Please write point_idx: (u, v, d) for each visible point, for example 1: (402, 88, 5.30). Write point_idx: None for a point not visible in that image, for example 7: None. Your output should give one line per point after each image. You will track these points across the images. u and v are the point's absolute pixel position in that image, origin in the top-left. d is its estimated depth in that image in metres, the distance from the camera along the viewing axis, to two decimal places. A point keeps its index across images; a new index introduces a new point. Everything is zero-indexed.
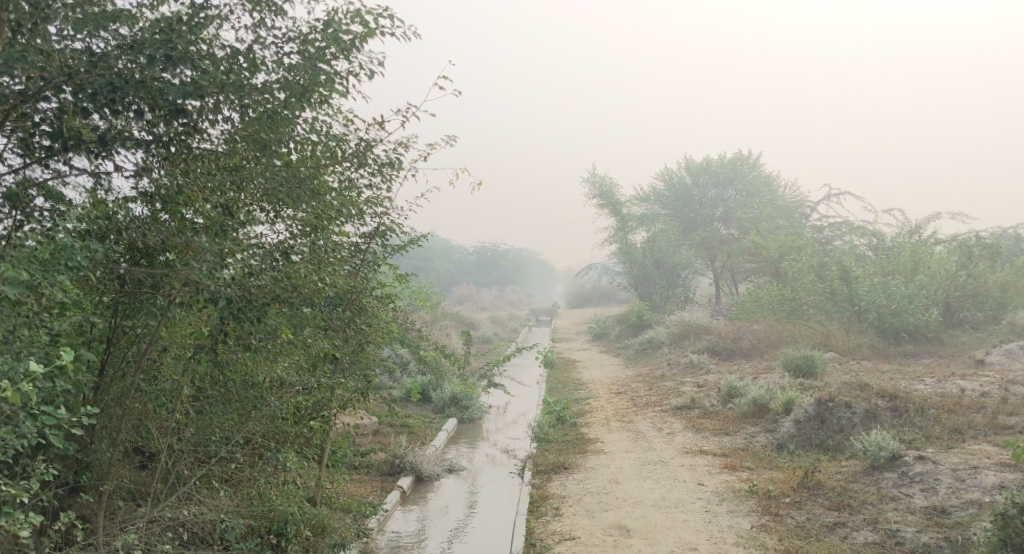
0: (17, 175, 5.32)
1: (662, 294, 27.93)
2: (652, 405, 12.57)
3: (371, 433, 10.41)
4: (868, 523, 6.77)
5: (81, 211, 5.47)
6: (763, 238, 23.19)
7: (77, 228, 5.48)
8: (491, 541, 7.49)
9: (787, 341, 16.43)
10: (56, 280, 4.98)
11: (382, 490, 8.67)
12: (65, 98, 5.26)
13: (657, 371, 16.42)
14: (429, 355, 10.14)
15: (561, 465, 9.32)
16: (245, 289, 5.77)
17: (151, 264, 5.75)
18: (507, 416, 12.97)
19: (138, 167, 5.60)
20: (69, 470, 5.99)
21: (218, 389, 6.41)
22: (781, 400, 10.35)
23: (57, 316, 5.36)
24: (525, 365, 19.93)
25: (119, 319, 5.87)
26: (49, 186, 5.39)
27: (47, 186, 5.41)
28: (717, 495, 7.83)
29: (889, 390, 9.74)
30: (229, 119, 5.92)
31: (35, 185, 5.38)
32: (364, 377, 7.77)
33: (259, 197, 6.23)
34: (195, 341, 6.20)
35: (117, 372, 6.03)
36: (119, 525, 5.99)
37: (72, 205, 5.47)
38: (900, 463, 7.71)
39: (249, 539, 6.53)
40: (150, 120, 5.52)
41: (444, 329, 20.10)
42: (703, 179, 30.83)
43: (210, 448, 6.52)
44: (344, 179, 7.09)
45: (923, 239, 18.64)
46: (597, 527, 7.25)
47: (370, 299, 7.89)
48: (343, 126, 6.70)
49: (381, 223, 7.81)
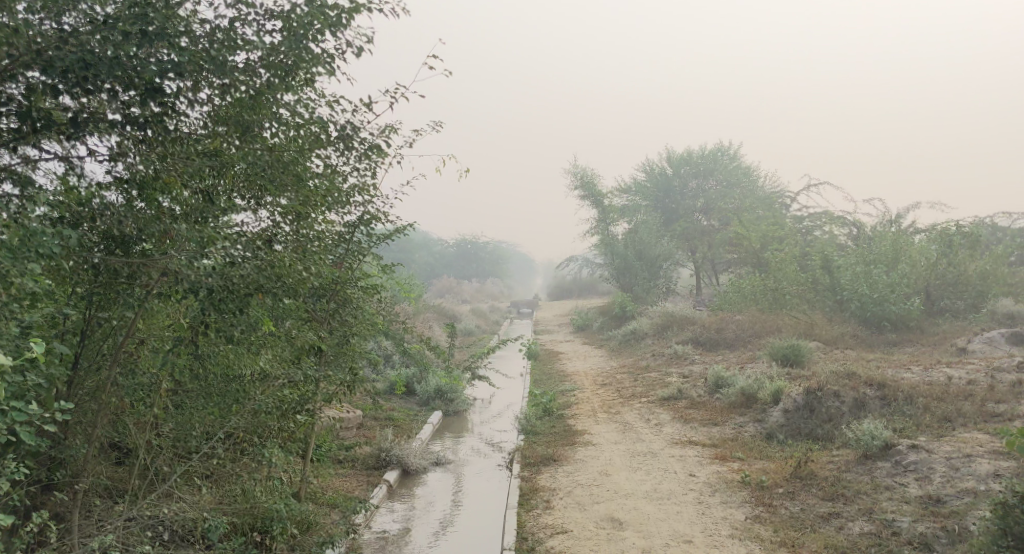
0: None
1: (642, 285, 27.66)
2: (639, 396, 12.47)
3: (356, 427, 10.23)
4: (863, 513, 6.70)
5: (52, 197, 5.24)
6: (744, 228, 23.17)
7: (49, 215, 5.26)
8: (481, 535, 7.33)
9: (771, 330, 16.40)
10: (26, 268, 4.73)
11: (369, 484, 8.49)
12: (34, 77, 5.02)
13: (641, 363, 16.35)
14: (413, 348, 9.94)
15: (550, 457, 9.18)
16: (226, 279, 5.55)
17: (127, 253, 5.51)
18: (492, 408, 12.83)
19: (113, 152, 5.38)
20: (41, 468, 5.76)
21: (198, 383, 6.33)
22: (769, 390, 10.27)
23: (28, 307, 5.15)
24: (509, 357, 19.82)
25: (93, 311, 5.63)
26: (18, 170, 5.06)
27: (16, 171, 5.12)
28: (709, 487, 7.72)
29: (877, 378, 9.67)
30: (208, 101, 5.70)
31: (4, 171, 5.08)
32: (349, 369, 7.62)
33: (239, 183, 6.05)
34: (174, 333, 5.99)
35: (92, 364, 5.85)
36: (96, 524, 5.82)
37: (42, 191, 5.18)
38: (893, 452, 7.64)
39: (233, 538, 6.29)
40: (125, 100, 5.32)
41: (426, 322, 19.92)
42: (684, 170, 30.82)
43: (190, 444, 6.29)
44: (328, 165, 6.88)
45: (902, 228, 18.72)
46: (589, 520, 7.12)
47: (354, 290, 7.66)
48: (328, 107, 6.52)
49: (366, 211, 7.63)
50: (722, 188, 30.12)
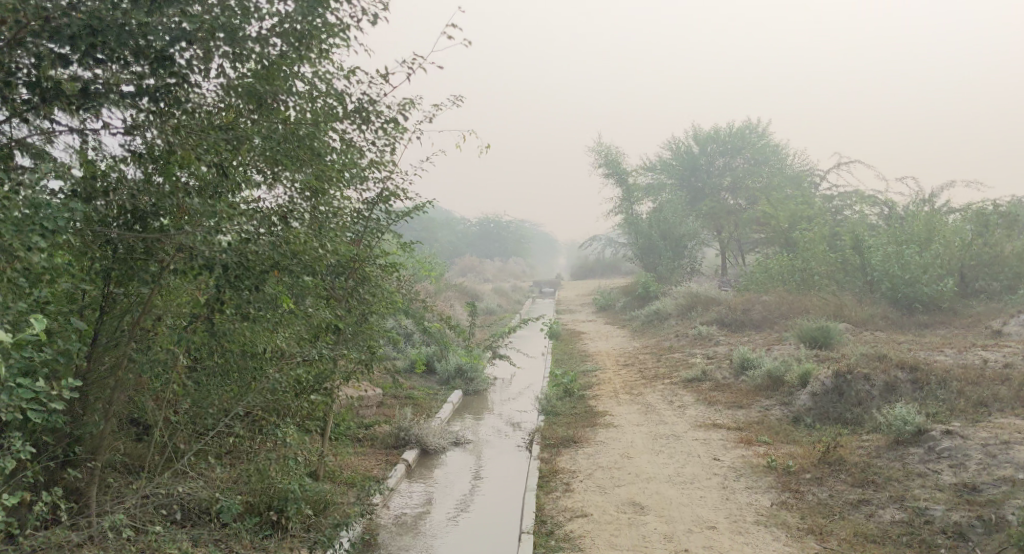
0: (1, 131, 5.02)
1: (667, 264, 27.31)
2: (662, 377, 12.26)
3: (375, 405, 10.13)
4: (894, 501, 6.48)
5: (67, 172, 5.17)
6: (772, 208, 22.77)
7: (65, 190, 5.22)
8: (501, 519, 7.14)
9: (798, 312, 16.08)
10: (32, 243, 4.67)
11: (387, 464, 8.37)
12: (43, 46, 4.86)
13: (665, 343, 16.11)
14: (433, 326, 9.80)
15: (570, 438, 9.03)
16: (241, 255, 5.44)
17: (145, 228, 5.45)
18: (513, 388, 12.69)
19: (128, 125, 5.26)
20: (59, 443, 5.76)
21: (216, 360, 6.12)
22: (797, 373, 10.02)
23: (42, 283, 5.14)
24: (531, 336, 19.67)
25: (111, 286, 5.70)
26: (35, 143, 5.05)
27: (32, 145, 5.07)
28: (734, 471, 7.53)
29: (909, 360, 9.39)
30: (222, 72, 5.53)
31: (21, 144, 5.06)
32: (368, 348, 7.50)
33: (256, 159, 5.87)
34: (192, 311, 5.84)
35: (110, 341, 5.78)
36: (113, 499, 5.83)
37: (60, 165, 5.15)
38: (926, 437, 7.39)
39: (247, 518, 6.08)
40: (136, 71, 5.13)
41: (448, 300, 19.79)
42: (710, 148, 30.34)
43: (207, 421, 6.23)
44: (346, 141, 6.72)
45: (936, 207, 18.24)
46: (609, 503, 6.96)
47: (374, 268, 7.56)
48: (345, 79, 6.36)
49: (385, 188, 7.47)
50: (750, 166, 29.61)
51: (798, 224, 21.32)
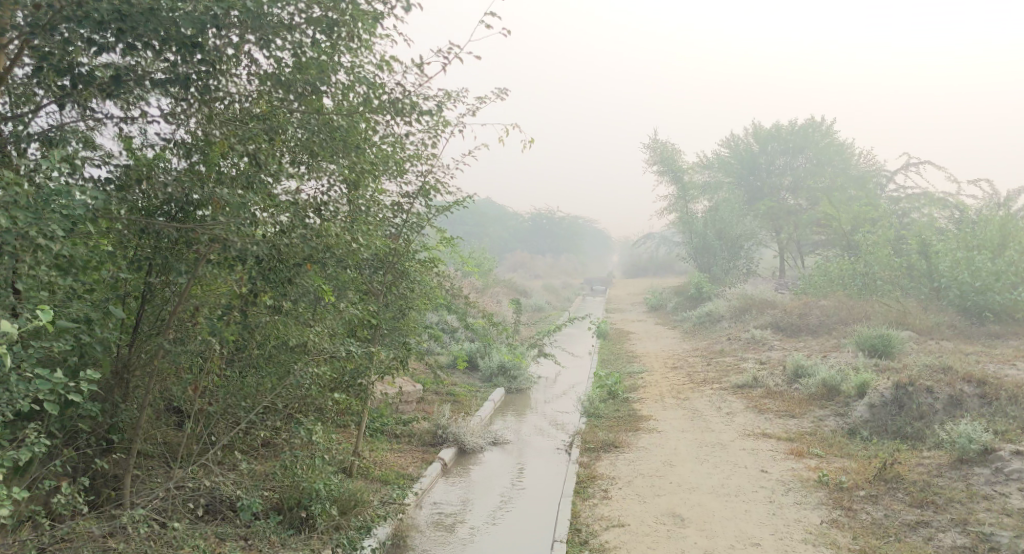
0: (44, 117, 4.96)
1: (721, 265, 26.65)
2: (712, 382, 11.86)
3: (415, 401, 9.96)
4: (956, 524, 6.06)
5: (112, 164, 5.12)
6: (834, 209, 22.02)
7: (108, 179, 5.13)
8: (536, 523, 6.90)
9: (858, 318, 15.47)
10: (49, 230, 4.45)
11: (422, 461, 8.18)
12: (74, 30, 4.71)
13: (716, 346, 15.66)
14: (476, 322, 9.58)
15: (612, 443, 8.74)
16: (275, 248, 5.33)
17: (185, 217, 5.31)
18: (558, 388, 12.42)
19: (164, 112, 5.16)
20: (98, 430, 5.65)
21: (252, 352, 5.98)
22: (855, 383, 9.55)
23: (88, 271, 5.07)
24: (578, 334, 19.36)
25: (150, 276, 5.43)
26: (79, 131, 4.99)
27: (77, 131, 5.01)
28: (782, 485, 7.14)
29: (976, 374, 8.88)
30: (253, 59, 5.39)
31: (67, 132, 5.00)
32: (404, 344, 7.38)
33: (293, 148, 5.74)
34: (228, 300, 5.63)
35: (152, 329, 5.64)
36: (146, 487, 5.72)
37: (103, 155, 5.09)
38: (994, 457, 6.89)
39: (271, 517, 5.96)
40: (168, 58, 4.99)
41: (495, 296, 19.59)
42: (771, 147, 29.50)
43: (239, 414, 6.14)
44: (387, 134, 6.57)
45: (1011, 212, 17.33)
46: (648, 514, 6.65)
47: (412, 263, 7.39)
48: (382, 71, 6.19)
49: (426, 180, 7.29)
50: (812, 165, 28.69)
51: (861, 226, 20.55)
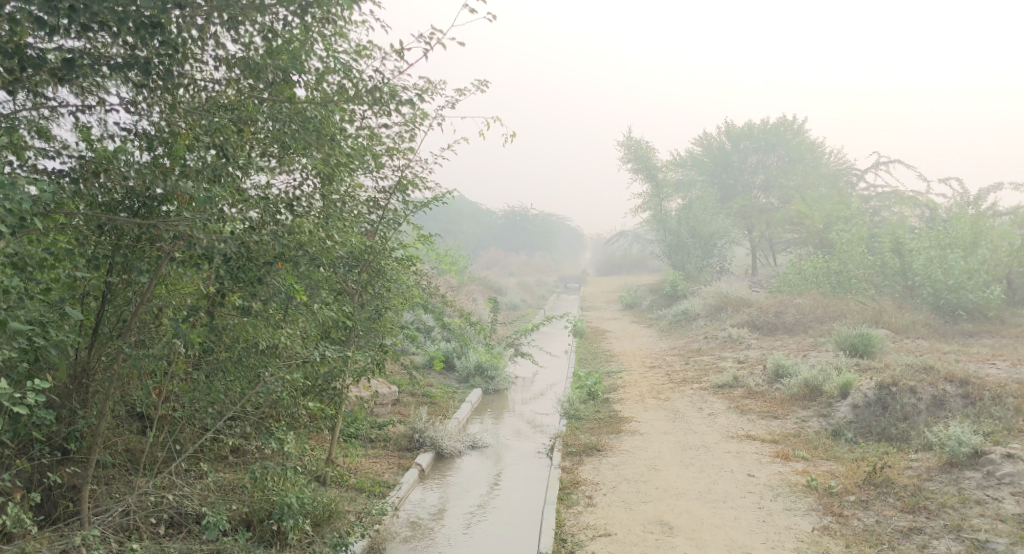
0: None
1: (694, 263, 26.55)
2: (691, 382, 11.69)
3: (391, 404, 9.64)
4: (949, 531, 5.92)
5: (69, 154, 4.74)
6: (808, 207, 22.03)
7: (62, 172, 4.75)
8: (517, 533, 6.63)
9: (834, 316, 15.43)
10: None
11: (399, 467, 7.86)
12: (22, 8, 4.32)
13: (693, 345, 15.50)
14: (452, 322, 9.24)
15: (594, 446, 8.51)
16: (243, 245, 5.00)
17: (148, 213, 4.94)
18: (535, 389, 12.18)
19: (124, 99, 4.80)
20: (54, 439, 5.27)
21: (220, 355, 5.65)
22: (838, 383, 9.41)
23: (43, 270, 4.68)
24: (554, 334, 19.13)
25: (111, 275, 5.06)
26: (32, 119, 4.61)
27: (28, 119, 4.63)
28: (770, 490, 6.96)
29: (959, 374, 8.81)
30: (219, 43, 5.06)
31: (19, 120, 4.61)
32: (380, 346, 7.09)
33: (264, 141, 5.42)
34: (194, 301, 5.33)
35: (113, 331, 5.26)
36: (108, 500, 5.37)
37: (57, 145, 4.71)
38: (984, 461, 6.77)
39: (240, 530, 5.60)
40: (126, 41, 4.62)
41: (469, 295, 19.24)
42: (744, 145, 29.49)
43: (206, 421, 5.79)
44: (361, 126, 6.24)
45: (982, 210, 17.46)
46: (635, 522, 6.43)
47: (389, 261, 7.07)
48: (358, 59, 5.87)
49: (403, 175, 6.96)
50: (784, 164, 28.74)
51: (835, 225, 20.60)
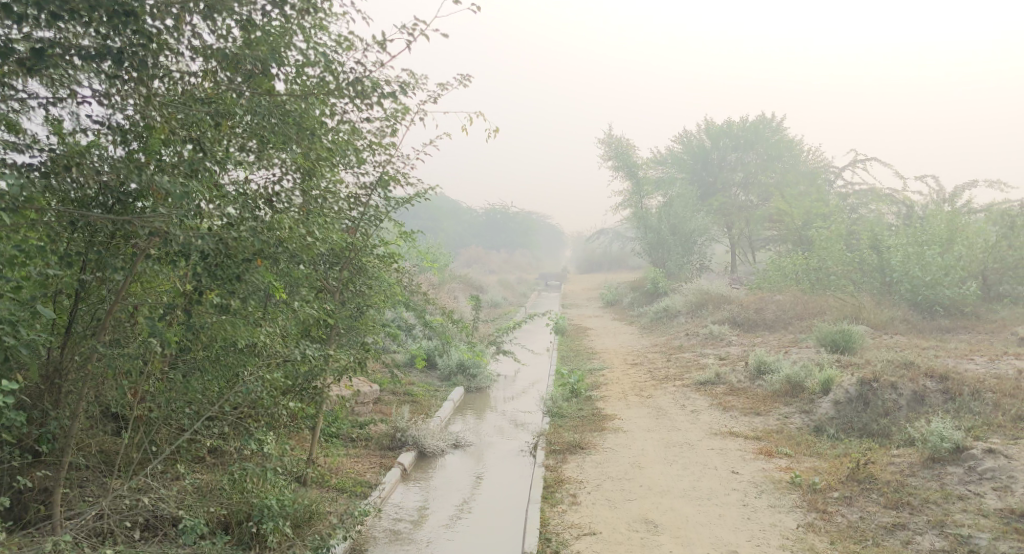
0: None
1: (675, 260, 26.69)
2: (673, 379, 11.67)
3: (373, 403, 9.54)
4: (933, 526, 5.93)
5: (39, 147, 4.59)
6: (787, 204, 22.14)
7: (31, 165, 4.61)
8: (500, 533, 6.57)
9: (814, 313, 15.49)
10: None
11: (381, 467, 7.77)
12: None
13: (675, 342, 15.50)
14: (435, 320, 9.11)
15: (577, 444, 8.46)
16: (221, 241, 4.85)
17: (123, 209, 4.82)
18: (518, 386, 12.11)
19: (97, 91, 4.66)
20: (25, 441, 5.14)
21: (199, 354, 5.57)
22: (819, 380, 9.42)
23: (13, 268, 4.54)
24: (536, 332, 19.06)
25: (83, 272, 4.94)
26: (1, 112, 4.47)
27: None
28: (754, 487, 6.95)
29: (938, 369, 8.86)
30: (196, 33, 4.94)
31: None
32: (363, 344, 6.99)
33: (241, 135, 5.33)
34: (171, 299, 5.23)
35: (87, 329, 5.13)
36: (82, 502, 5.26)
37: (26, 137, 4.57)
38: (966, 456, 6.80)
39: (218, 534, 5.49)
40: (99, 30, 4.48)
41: (451, 293, 19.12)
42: (723, 142, 29.58)
43: (184, 421, 5.69)
44: (342, 121, 6.11)
45: (957, 207, 17.61)
46: (620, 521, 6.38)
47: (370, 258, 6.95)
48: (339, 51, 5.78)
49: (385, 171, 6.87)
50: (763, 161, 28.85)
51: (813, 222, 20.70)
